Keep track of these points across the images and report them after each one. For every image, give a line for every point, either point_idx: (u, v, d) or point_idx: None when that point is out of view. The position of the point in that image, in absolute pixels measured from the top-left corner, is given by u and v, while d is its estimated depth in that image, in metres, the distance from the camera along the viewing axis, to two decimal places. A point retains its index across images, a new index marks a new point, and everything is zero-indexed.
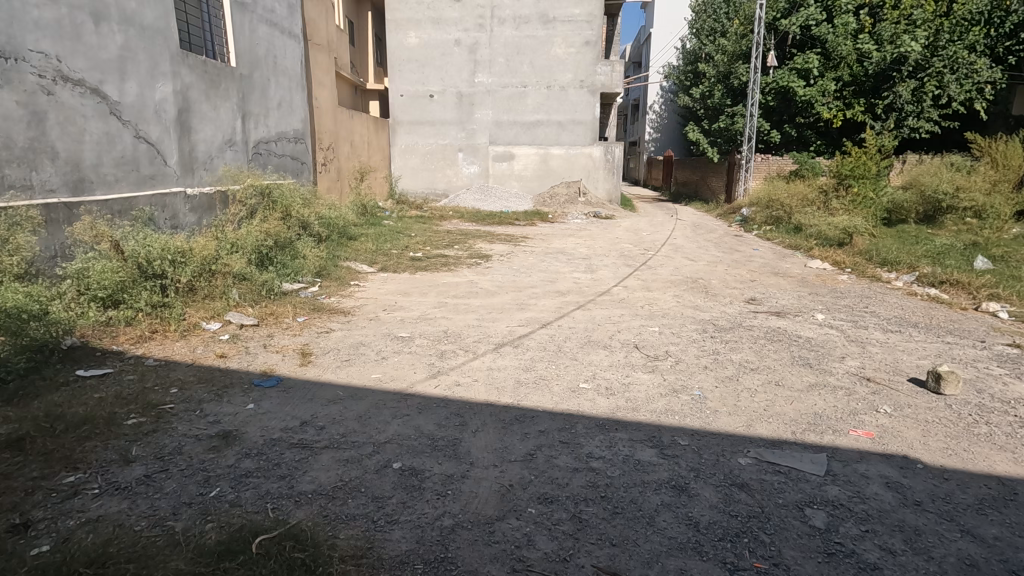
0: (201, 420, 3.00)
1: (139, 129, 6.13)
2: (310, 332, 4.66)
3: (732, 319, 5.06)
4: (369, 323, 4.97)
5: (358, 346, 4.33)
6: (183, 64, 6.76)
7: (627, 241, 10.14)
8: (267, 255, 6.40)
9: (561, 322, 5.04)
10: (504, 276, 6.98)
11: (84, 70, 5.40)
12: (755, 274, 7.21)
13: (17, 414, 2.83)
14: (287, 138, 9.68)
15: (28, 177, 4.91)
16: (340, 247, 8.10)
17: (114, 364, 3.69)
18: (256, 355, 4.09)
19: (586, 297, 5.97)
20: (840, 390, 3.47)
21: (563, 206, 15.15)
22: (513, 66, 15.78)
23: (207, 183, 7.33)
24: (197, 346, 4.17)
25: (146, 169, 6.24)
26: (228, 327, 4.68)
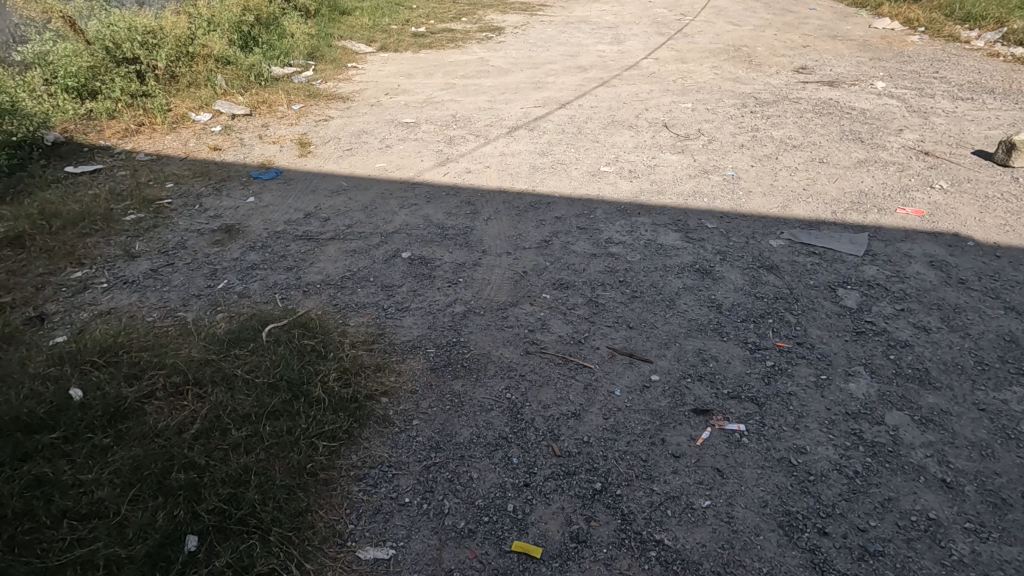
0: (201, 215, 2.86)
1: None
2: (307, 121, 4.27)
3: (777, 91, 4.45)
4: (370, 109, 4.51)
5: (359, 134, 3.97)
6: None
7: (661, 5, 8.74)
8: (252, 35, 5.59)
9: (582, 101, 4.52)
10: (518, 52, 6.16)
11: None
12: (809, 38, 6.23)
13: (10, 212, 2.68)
14: None
15: None
16: (331, 23, 7.14)
17: (104, 160, 3.46)
18: (252, 147, 3.78)
19: (612, 72, 5.28)
20: (893, 166, 3.10)
21: None
22: None
23: None
24: (189, 140, 3.87)
25: None
26: (219, 118, 4.29)
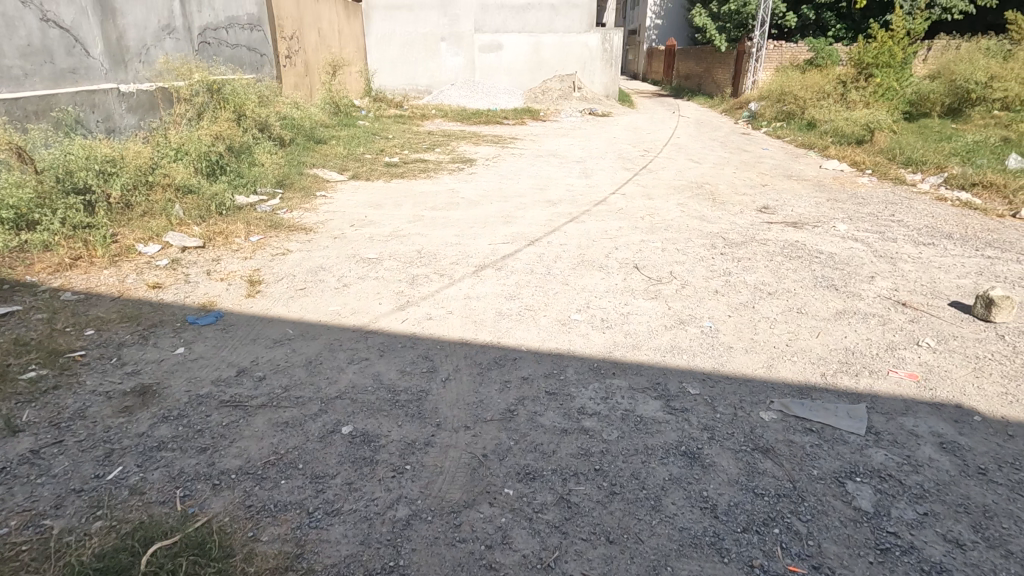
0: (116, 371, 2.49)
1: (46, 10, 5.08)
2: (263, 255, 4.05)
3: (743, 230, 4.49)
4: (332, 242, 4.35)
5: (316, 271, 3.76)
6: None
7: (624, 141, 9.28)
8: (219, 164, 5.58)
9: (551, 237, 4.46)
10: (489, 184, 6.27)
11: None
12: (767, 177, 6.53)
13: None
14: (240, 25, 8.43)
15: None
16: (305, 152, 7.27)
17: (22, 301, 3.12)
18: (196, 285, 3.50)
19: (580, 207, 5.34)
20: (874, 319, 2.97)
21: (555, 103, 13.97)
22: None
23: (145, 78, 6.33)
24: (128, 275, 3.58)
25: (63, 61, 5.27)
26: (168, 250, 4.06)
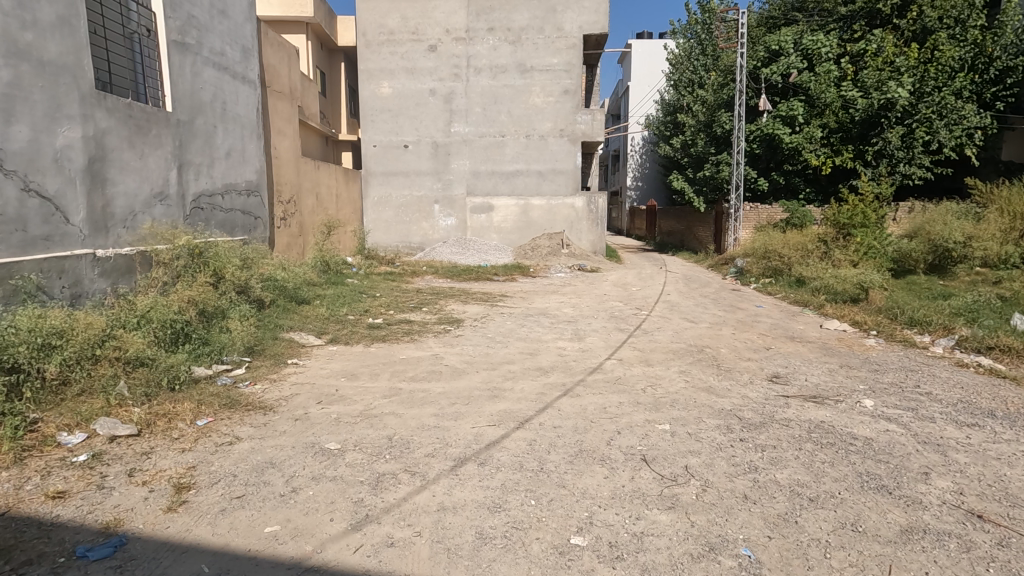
0: None
1: (29, 180, 5.01)
2: (206, 446, 3.45)
3: (760, 408, 3.99)
4: (291, 425, 3.78)
5: (263, 469, 3.14)
6: (99, 106, 5.77)
7: (615, 298, 9.17)
8: (184, 331, 5.16)
9: (543, 417, 3.91)
10: (475, 348, 5.87)
11: None
12: (768, 339, 6.22)
13: None
14: (237, 191, 8.66)
15: None
16: (285, 314, 6.99)
17: None
18: (108, 492, 2.86)
19: (574, 376, 4.88)
20: (952, 542, 2.36)
21: (545, 258, 14.31)
22: (490, 116, 15.17)
23: (126, 243, 6.20)
24: (28, 481, 2.94)
25: (37, 229, 5.09)
26: (93, 441, 3.47)
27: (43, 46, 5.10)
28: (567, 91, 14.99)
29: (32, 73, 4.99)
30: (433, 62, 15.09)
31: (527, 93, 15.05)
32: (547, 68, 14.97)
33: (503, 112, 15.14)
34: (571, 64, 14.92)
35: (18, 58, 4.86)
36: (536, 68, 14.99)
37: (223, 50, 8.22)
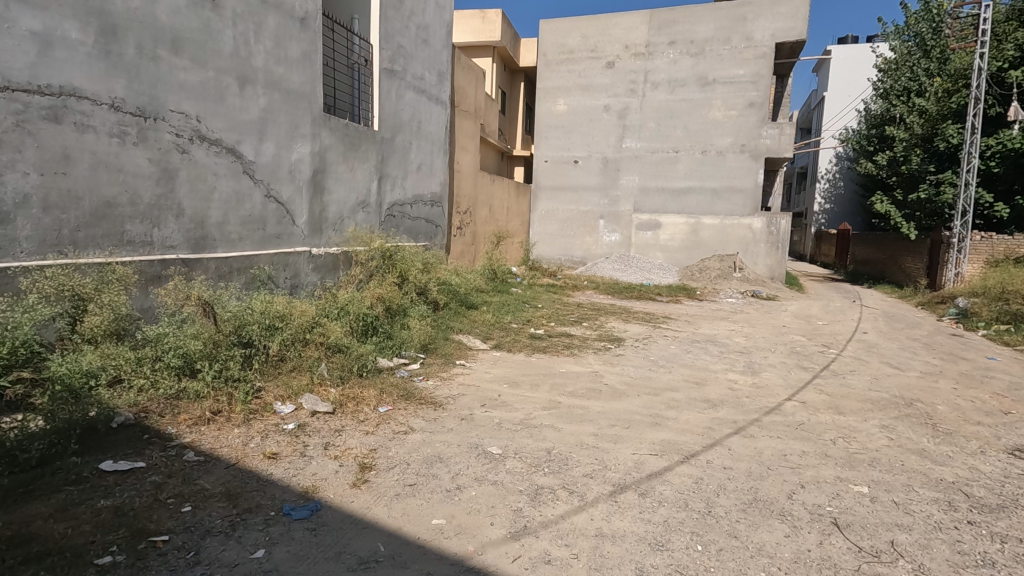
0: (187, 571, 2.24)
1: (270, 188, 6.03)
2: (385, 431, 3.80)
3: (996, 487, 3.21)
4: (457, 424, 3.99)
5: (432, 462, 3.35)
6: (324, 126, 6.77)
7: (796, 331, 8.23)
8: (373, 324, 5.79)
9: (711, 455, 3.61)
10: (636, 370, 5.67)
11: (222, 130, 5.32)
12: (1007, 401, 5.03)
13: None
14: (423, 201, 9.54)
15: (150, 234, 4.69)
16: (456, 317, 7.48)
17: (151, 456, 3.15)
18: (308, 460, 3.28)
19: (747, 414, 4.43)
20: None
21: (714, 281, 13.41)
22: (664, 131, 14.72)
23: (334, 243, 7.17)
24: (253, 439, 3.52)
25: (272, 228, 6.11)
26: (300, 412, 4.02)
27: (290, 78, 6.12)
28: (752, 104, 13.95)
29: (280, 100, 6.01)
30: (610, 79, 15.12)
31: (706, 107, 14.33)
32: (730, 80, 14.09)
33: (678, 126, 14.59)
34: (759, 74, 13.86)
35: (272, 88, 5.89)
36: (718, 81, 14.20)
37: (422, 74, 9.13)
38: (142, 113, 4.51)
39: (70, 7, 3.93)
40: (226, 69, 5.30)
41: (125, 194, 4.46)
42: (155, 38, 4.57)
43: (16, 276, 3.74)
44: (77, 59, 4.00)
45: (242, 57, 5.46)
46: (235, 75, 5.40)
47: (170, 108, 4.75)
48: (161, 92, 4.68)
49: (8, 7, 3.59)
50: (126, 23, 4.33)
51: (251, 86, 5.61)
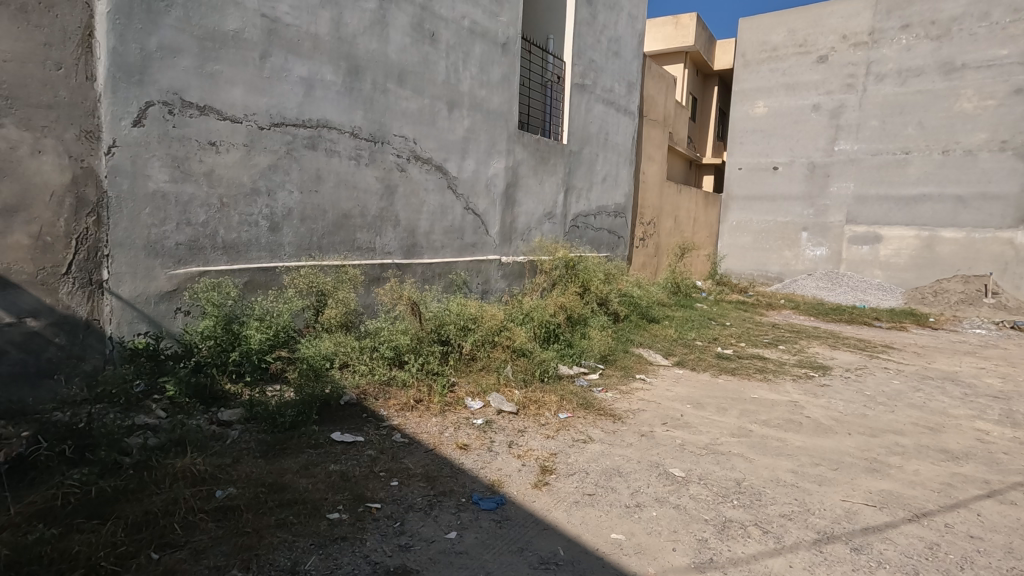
0: (394, 538, 2.54)
1: (469, 201, 6.58)
2: (564, 437, 3.87)
3: None
4: (637, 440, 3.89)
5: (611, 475, 3.31)
6: (518, 142, 7.19)
7: None
8: (554, 331, 5.96)
9: (952, 518, 2.97)
10: (846, 405, 4.94)
11: (433, 150, 5.98)
12: None
13: (248, 474, 2.89)
14: (607, 212, 9.56)
15: (373, 241, 5.47)
16: (636, 330, 7.33)
17: (368, 432, 3.65)
18: (494, 455, 3.50)
19: (1005, 475, 3.56)
20: None
21: (954, 307, 11.08)
22: (891, 130, 12.65)
23: (522, 253, 7.56)
24: (448, 429, 3.87)
25: (469, 238, 6.67)
26: (487, 409, 4.31)
27: (491, 99, 6.64)
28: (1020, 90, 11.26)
29: (481, 120, 6.55)
30: (822, 74, 13.48)
31: (951, 98, 11.96)
32: (989, 63, 11.55)
33: (910, 123, 12.42)
34: None
35: (475, 110, 6.44)
36: (970, 66, 11.76)
37: (612, 86, 9.18)
38: (373, 138, 5.29)
39: (327, 54, 4.79)
40: (439, 96, 5.95)
41: (358, 207, 5.26)
42: (386, 73, 5.33)
43: (280, 274, 4.65)
44: (330, 97, 4.86)
45: (452, 83, 6.08)
46: (445, 101, 6.04)
47: (394, 132, 5.49)
48: (388, 119, 5.43)
49: (286, 59, 4.50)
50: (366, 63, 5.12)
51: (458, 109, 6.21)
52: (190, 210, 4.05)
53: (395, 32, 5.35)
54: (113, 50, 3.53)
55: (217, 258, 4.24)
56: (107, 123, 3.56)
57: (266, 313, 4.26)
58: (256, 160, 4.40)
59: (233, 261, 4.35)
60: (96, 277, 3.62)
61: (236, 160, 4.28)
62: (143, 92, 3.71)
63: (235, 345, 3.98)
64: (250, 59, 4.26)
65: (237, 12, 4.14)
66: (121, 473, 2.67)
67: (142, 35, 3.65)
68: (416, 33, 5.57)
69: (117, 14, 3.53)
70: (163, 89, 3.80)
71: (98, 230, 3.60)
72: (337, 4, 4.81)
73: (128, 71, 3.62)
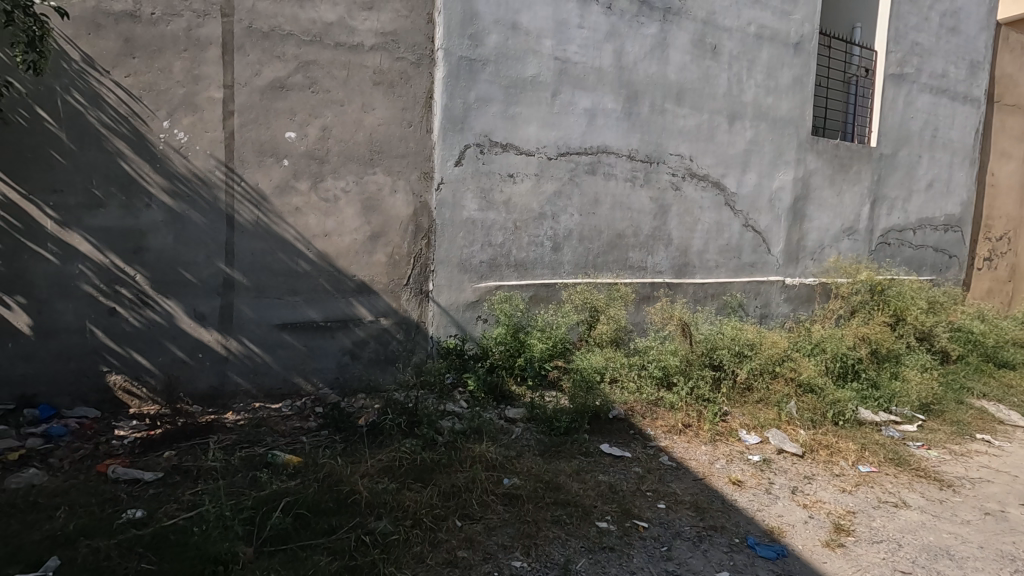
0: (661, 562, 2.55)
1: (749, 218, 6.11)
2: (867, 495, 3.30)
3: None
4: (977, 519, 3.09)
5: (934, 555, 2.72)
6: (811, 150, 6.40)
7: None
8: (855, 368, 5.00)
9: None
10: None
11: (711, 165, 5.75)
12: None
13: (529, 467, 3.22)
14: (933, 226, 7.73)
15: (645, 260, 5.52)
16: (976, 375, 5.73)
17: (635, 449, 3.71)
18: (774, 499, 3.19)
19: None
20: None
21: None
22: None
23: (811, 274, 6.67)
24: (719, 459, 3.69)
25: (747, 257, 6.18)
26: (765, 446, 3.93)
27: (778, 106, 6.07)
28: None
29: (767, 129, 6.05)
30: None
31: None
32: None
33: None
34: None
35: (760, 119, 5.98)
36: None
37: (945, 70, 7.43)
38: (649, 159, 5.38)
39: (609, 84, 5.08)
40: (719, 109, 5.71)
41: (631, 227, 5.40)
42: (665, 94, 5.37)
43: (560, 289, 5.07)
44: (611, 124, 5.13)
45: (734, 95, 5.77)
46: (726, 113, 5.76)
47: (670, 151, 5.48)
48: (665, 139, 5.45)
49: (573, 94, 4.93)
50: (645, 87, 5.25)
51: (739, 121, 5.85)
52: (491, 233, 4.74)
53: (676, 52, 5.36)
54: (445, 106, 4.41)
55: (509, 274, 4.86)
56: (438, 165, 4.45)
57: (547, 325, 4.71)
58: (545, 187, 4.92)
59: (522, 277, 4.93)
60: (424, 288, 4.54)
61: (529, 188, 4.85)
62: (463, 137, 4.53)
63: (521, 351, 4.48)
64: (544, 98, 4.80)
65: (535, 60, 4.72)
66: (436, 447, 3.28)
67: (465, 90, 4.47)
68: (697, 49, 5.47)
69: (449, 77, 4.40)
70: (477, 132, 4.57)
71: (428, 251, 4.51)
72: (620, 35, 5.07)
73: (455, 122, 4.47)
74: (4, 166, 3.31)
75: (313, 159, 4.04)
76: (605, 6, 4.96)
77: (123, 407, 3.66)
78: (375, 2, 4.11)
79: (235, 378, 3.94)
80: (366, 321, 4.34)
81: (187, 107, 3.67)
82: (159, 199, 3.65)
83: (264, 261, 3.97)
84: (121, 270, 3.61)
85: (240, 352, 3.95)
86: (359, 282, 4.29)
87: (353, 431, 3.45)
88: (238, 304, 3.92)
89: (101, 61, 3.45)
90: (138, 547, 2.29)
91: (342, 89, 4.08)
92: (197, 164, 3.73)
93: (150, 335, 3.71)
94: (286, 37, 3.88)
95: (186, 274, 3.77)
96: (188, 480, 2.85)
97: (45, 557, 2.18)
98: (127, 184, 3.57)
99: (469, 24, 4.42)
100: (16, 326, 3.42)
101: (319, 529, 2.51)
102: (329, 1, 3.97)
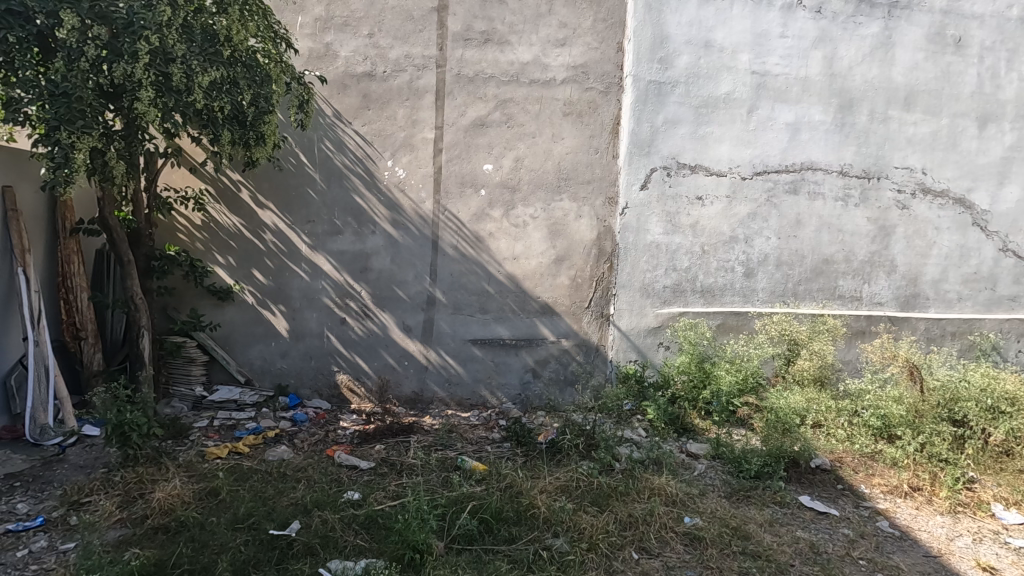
0: None
1: (1009, 241, 4.95)
2: None
3: None
4: None
5: None
6: None
7: None
8: None
9: None
10: None
11: (952, 179, 4.82)
12: None
13: (712, 507, 3.00)
14: None
15: (860, 289, 4.81)
16: None
17: (843, 507, 3.25)
18: None
19: None
20: None
21: None
22: None
23: None
24: (963, 536, 3.06)
25: (1006, 288, 5.00)
26: None
27: None
28: None
29: None
30: None
31: None
32: None
33: None
34: None
35: None
36: None
37: None
38: (867, 174, 4.71)
39: (817, 94, 4.60)
40: (965, 112, 4.78)
41: (842, 252, 4.76)
42: (888, 99, 4.67)
43: (752, 318, 4.67)
44: (818, 137, 4.63)
45: (987, 93, 4.77)
46: (975, 116, 4.79)
47: (895, 164, 4.73)
48: (888, 150, 4.73)
49: (773, 108, 4.57)
50: (862, 94, 4.64)
51: (994, 124, 4.82)
52: (677, 257, 4.58)
53: (904, 50, 4.65)
54: (631, 131, 4.43)
55: (695, 300, 4.63)
56: (623, 190, 4.47)
57: (736, 356, 4.35)
58: (737, 209, 4.62)
59: (708, 304, 4.66)
60: (606, 312, 4.56)
61: (719, 210, 4.60)
62: (650, 160, 4.48)
63: (706, 383, 4.20)
64: (739, 116, 4.53)
65: (730, 76, 4.50)
66: (613, 474, 3.25)
67: (653, 114, 4.44)
68: (933, 44, 4.67)
69: (637, 102, 4.41)
70: (664, 155, 4.49)
71: (611, 274, 4.53)
72: (832, 39, 4.57)
73: (641, 146, 4.46)
74: (277, 203, 4.19)
75: (506, 188, 4.37)
76: (814, 10, 4.53)
77: (346, 402, 4.33)
78: (567, 38, 4.34)
79: (432, 385, 4.40)
80: (548, 341, 4.51)
81: (406, 147, 4.26)
82: (381, 226, 4.28)
83: (462, 281, 4.38)
84: (351, 286, 4.30)
85: (438, 363, 4.39)
86: (543, 303, 4.48)
87: (533, 447, 3.56)
88: (438, 319, 4.38)
89: (345, 114, 4.19)
90: (355, 524, 2.68)
91: (535, 121, 4.36)
92: (411, 197, 4.29)
93: (369, 343, 4.34)
94: (488, 79, 4.29)
95: (399, 291, 4.34)
96: (394, 472, 3.25)
97: (291, 519, 2.68)
98: (359, 215, 4.26)
99: (659, 47, 4.39)
100: (278, 329, 4.28)
101: (500, 536, 2.65)
102: (526, 43, 4.30)
